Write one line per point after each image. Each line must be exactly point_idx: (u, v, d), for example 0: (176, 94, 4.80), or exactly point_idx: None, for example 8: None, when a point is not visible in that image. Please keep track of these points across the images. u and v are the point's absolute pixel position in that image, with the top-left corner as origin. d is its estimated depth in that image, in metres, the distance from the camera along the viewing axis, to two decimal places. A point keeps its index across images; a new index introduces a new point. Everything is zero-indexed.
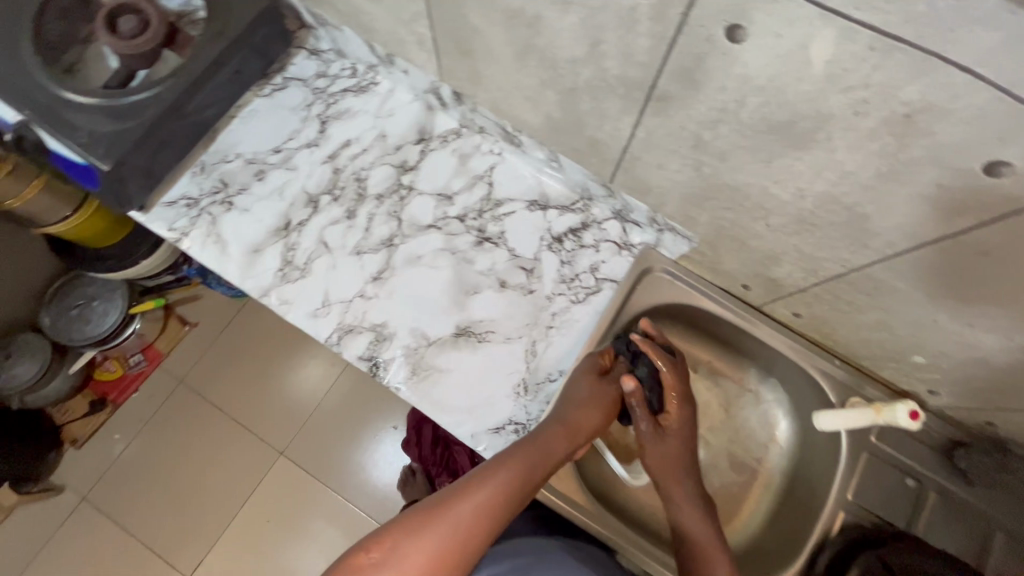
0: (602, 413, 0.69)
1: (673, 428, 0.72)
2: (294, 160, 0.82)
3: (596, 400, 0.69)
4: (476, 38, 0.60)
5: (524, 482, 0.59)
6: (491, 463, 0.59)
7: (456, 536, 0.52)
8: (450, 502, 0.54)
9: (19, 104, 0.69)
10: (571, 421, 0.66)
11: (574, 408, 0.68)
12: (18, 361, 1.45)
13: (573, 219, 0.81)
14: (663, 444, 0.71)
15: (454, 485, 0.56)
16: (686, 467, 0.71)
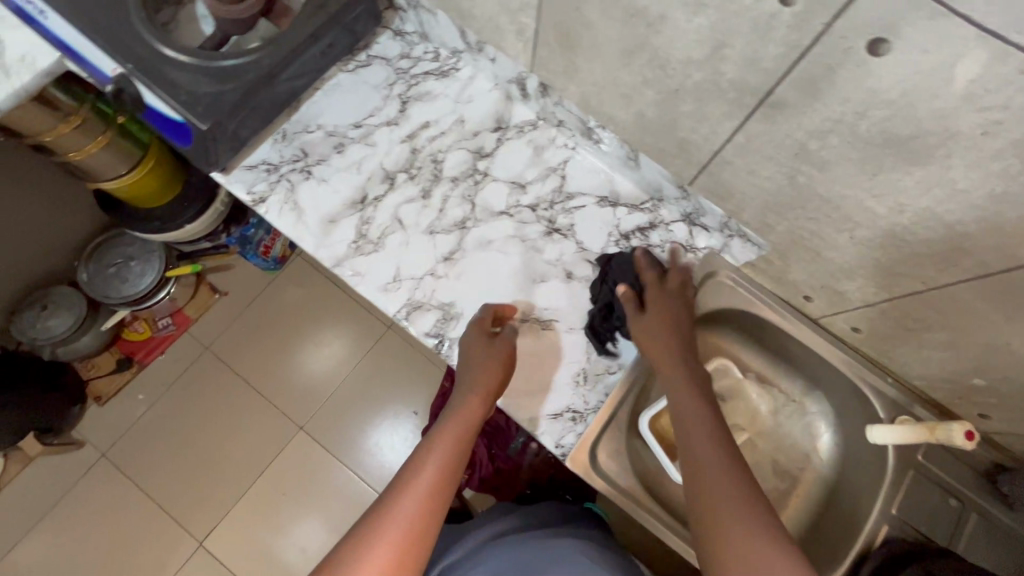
0: (499, 365, 0.72)
1: (663, 319, 0.72)
2: (373, 136, 0.84)
3: (487, 358, 0.71)
4: (584, 33, 0.62)
5: (444, 464, 0.63)
6: (423, 454, 0.65)
7: (397, 538, 0.57)
8: (385, 509, 0.59)
9: (122, 56, 0.71)
10: (473, 385, 0.70)
11: (474, 373, 0.71)
12: (54, 313, 1.47)
13: (641, 218, 0.82)
14: (654, 330, 0.72)
15: (386, 494, 0.61)
16: (678, 356, 0.70)
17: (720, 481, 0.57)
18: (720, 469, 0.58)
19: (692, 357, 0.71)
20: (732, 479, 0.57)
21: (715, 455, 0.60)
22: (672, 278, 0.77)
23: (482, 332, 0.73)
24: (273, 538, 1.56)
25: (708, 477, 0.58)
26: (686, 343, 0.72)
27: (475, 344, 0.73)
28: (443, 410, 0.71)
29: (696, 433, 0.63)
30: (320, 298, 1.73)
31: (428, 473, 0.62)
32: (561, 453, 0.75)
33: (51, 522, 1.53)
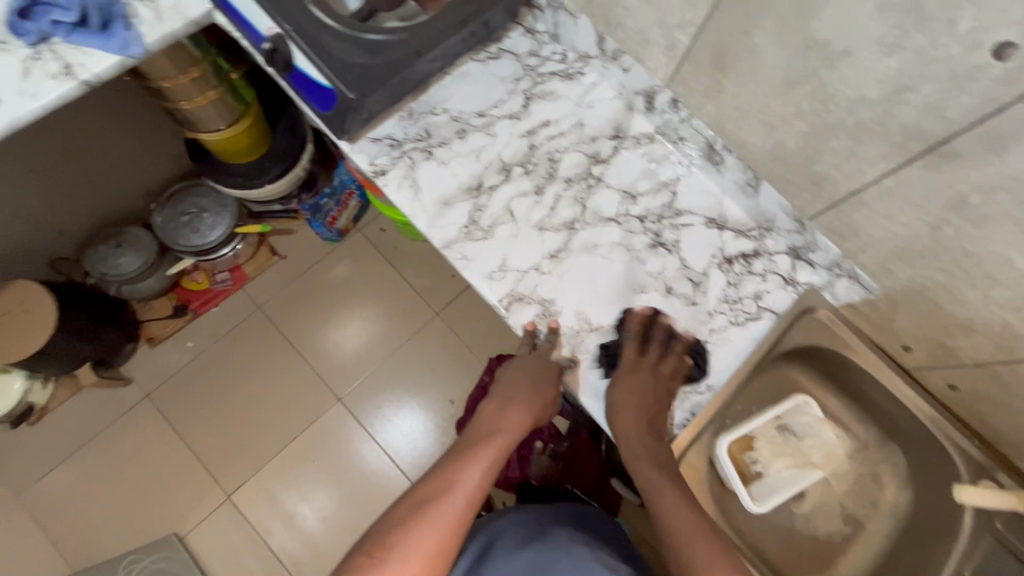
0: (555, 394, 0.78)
1: (637, 395, 0.73)
2: (495, 127, 0.86)
3: (548, 391, 0.76)
4: (746, 58, 0.63)
5: (488, 472, 0.67)
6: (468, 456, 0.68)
7: (449, 527, 0.60)
8: (439, 497, 0.62)
9: (284, 20, 0.74)
10: (525, 404, 0.76)
11: (530, 395, 0.76)
12: (125, 253, 1.49)
13: (746, 245, 0.82)
14: (625, 406, 0.73)
15: (434, 482, 0.64)
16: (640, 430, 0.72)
17: (695, 535, 0.64)
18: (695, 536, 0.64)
19: (652, 430, 0.72)
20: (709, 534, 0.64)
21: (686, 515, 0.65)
22: (655, 352, 0.77)
23: (554, 373, 0.77)
24: (295, 500, 1.59)
25: (679, 541, 0.64)
26: (650, 419, 0.73)
27: (538, 369, 0.76)
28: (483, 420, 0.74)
29: (666, 496, 0.68)
30: (373, 276, 1.75)
31: (480, 473, 0.66)
32: None
33: (87, 452, 1.56)
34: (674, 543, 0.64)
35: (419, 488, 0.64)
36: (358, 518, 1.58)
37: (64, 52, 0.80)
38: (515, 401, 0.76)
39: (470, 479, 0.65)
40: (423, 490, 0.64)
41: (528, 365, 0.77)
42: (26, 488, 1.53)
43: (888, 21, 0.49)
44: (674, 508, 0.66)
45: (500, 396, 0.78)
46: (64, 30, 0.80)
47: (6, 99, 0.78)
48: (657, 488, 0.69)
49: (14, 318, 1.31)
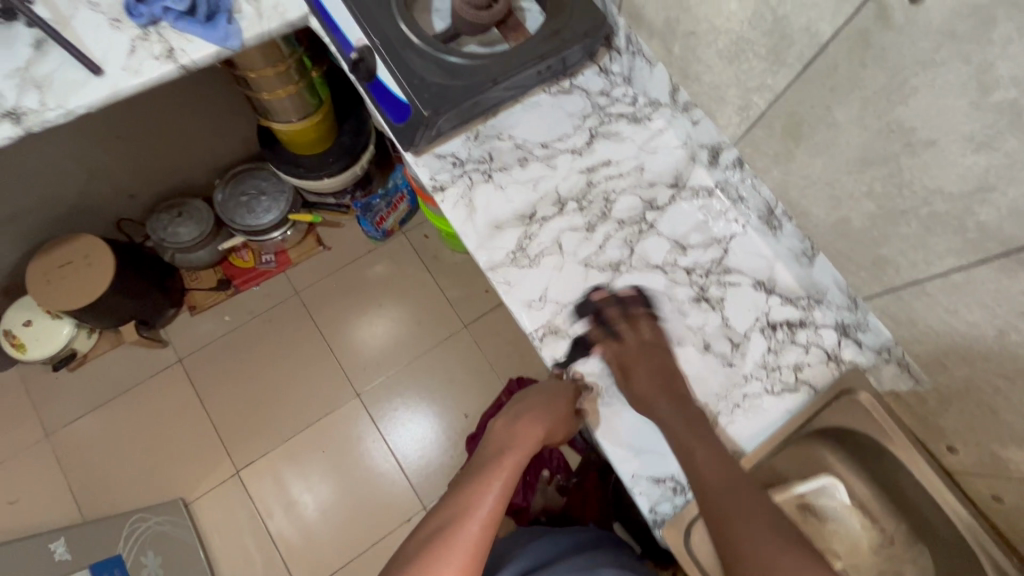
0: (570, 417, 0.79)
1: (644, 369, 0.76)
2: (556, 159, 0.87)
3: (560, 408, 0.78)
4: (822, 131, 0.62)
5: (503, 492, 0.68)
6: (483, 479, 0.70)
7: (469, 551, 0.61)
8: (454, 526, 0.63)
9: (374, 34, 0.78)
10: (536, 425, 0.78)
11: (538, 413, 0.79)
12: (184, 222, 1.57)
13: (793, 313, 0.80)
14: (638, 385, 0.75)
15: (450, 512, 0.65)
16: (664, 398, 0.74)
17: (725, 489, 0.65)
18: (720, 487, 0.65)
19: (675, 400, 0.74)
20: (747, 489, 0.65)
21: (716, 469, 0.67)
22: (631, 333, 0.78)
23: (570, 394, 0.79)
24: (297, 486, 1.61)
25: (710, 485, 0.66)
26: (666, 389, 0.75)
27: (556, 391, 0.79)
28: (495, 446, 0.77)
29: (698, 455, 0.69)
30: (409, 279, 1.79)
31: (495, 494, 0.67)
32: (653, 519, 0.73)
33: (116, 405, 1.63)
34: (709, 493, 0.65)
35: (436, 516, 0.66)
36: (358, 514, 1.59)
37: (168, 37, 0.86)
38: (526, 422, 0.79)
39: (485, 504, 0.66)
40: (439, 521, 0.65)
41: (546, 390, 0.80)
42: (56, 430, 1.60)
43: (980, 118, 0.48)
44: (709, 461, 0.68)
45: (510, 419, 0.81)
46: (172, 17, 0.86)
47: (110, 73, 0.84)
48: (690, 442, 0.71)
49: (76, 268, 1.40)
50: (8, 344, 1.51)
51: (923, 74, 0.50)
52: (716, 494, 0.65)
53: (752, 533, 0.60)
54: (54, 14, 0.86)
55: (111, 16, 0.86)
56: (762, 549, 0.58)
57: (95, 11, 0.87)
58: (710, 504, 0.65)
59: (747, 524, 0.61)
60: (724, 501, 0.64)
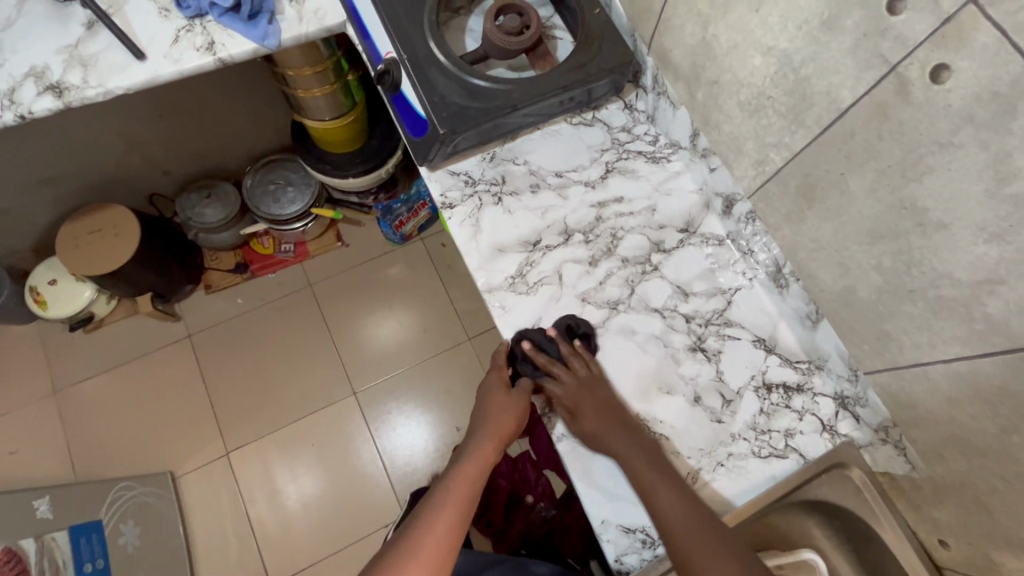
0: (518, 418, 0.80)
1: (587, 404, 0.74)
2: (568, 190, 0.87)
3: (506, 400, 0.80)
4: (835, 196, 0.61)
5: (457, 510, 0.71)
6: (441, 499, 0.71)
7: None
8: (410, 553, 0.65)
9: (401, 49, 0.79)
10: (491, 435, 0.78)
11: (492, 415, 0.79)
12: (211, 204, 1.62)
13: (791, 376, 0.78)
14: (590, 424, 0.73)
15: (400, 548, 0.66)
16: (609, 436, 0.72)
17: (694, 535, 0.66)
18: (683, 525, 0.67)
19: (627, 426, 0.73)
20: (708, 531, 0.66)
21: (680, 512, 0.67)
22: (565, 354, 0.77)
23: (503, 382, 0.81)
24: (284, 477, 1.62)
25: (674, 532, 0.67)
26: (616, 418, 0.73)
27: (499, 388, 0.81)
28: (455, 458, 0.78)
29: (661, 496, 0.68)
30: (420, 285, 1.80)
31: (452, 517, 0.70)
32: (617, 568, 0.71)
33: (124, 371, 1.68)
34: (674, 536, 0.67)
35: (395, 543, 0.67)
36: (339, 513, 1.60)
37: (212, 30, 0.90)
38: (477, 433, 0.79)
39: (442, 526, 0.69)
40: (389, 557, 0.65)
41: (492, 387, 0.81)
42: (64, 388, 1.65)
43: (994, 209, 0.46)
44: (671, 505, 0.68)
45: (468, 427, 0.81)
46: (217, 12, 0.89)
47: (152, 59, 0.87)
48: (651, 482, 0.69)
49: (104, 236, 1.45)
50: (31, 300, 1.57)
51: (939, 154, 0.48)
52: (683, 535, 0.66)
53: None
54: None
55: (161, 4, 0.90)
56: None
57: None
58: (675, 548, 0.66)
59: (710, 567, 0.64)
60: (692, 550, 0.65)
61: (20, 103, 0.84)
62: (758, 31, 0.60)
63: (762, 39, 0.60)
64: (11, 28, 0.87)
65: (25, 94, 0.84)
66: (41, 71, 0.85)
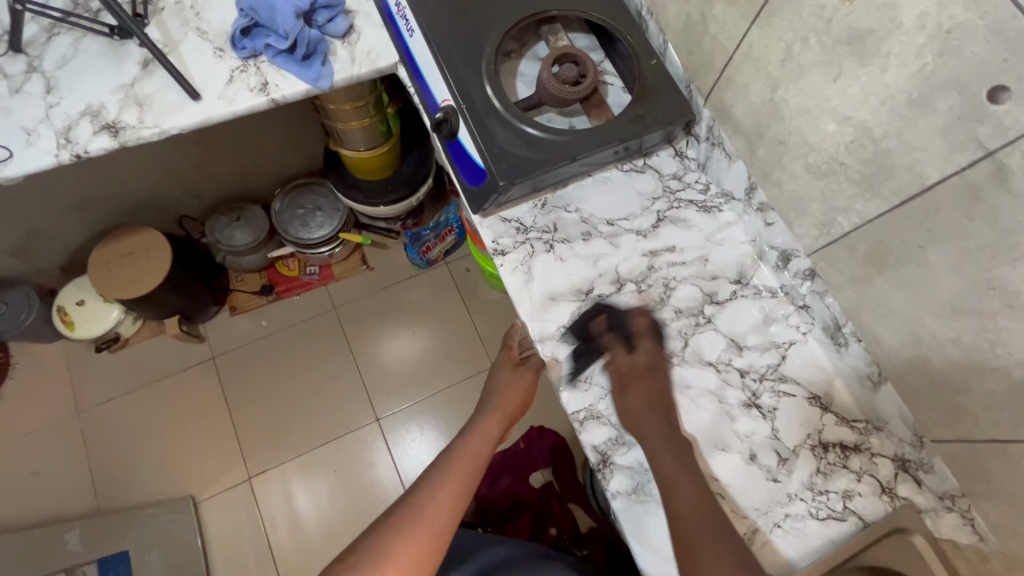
0: (522, 394, 1.00)
1: (641, 392, 0.76)
2: (620, 238, 0.86)
3: (515, 379, 1.00)
4: (910, 268, 0.60)
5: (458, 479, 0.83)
6: (443, 470, 0.84)
7: (432, 532, 0.75)
8: (418, 514, 0.77)
9: (461, 99, 0.80)
10: (497, 409, 0.96)
11: (502, 399, 0.98)
12: (240, 227, 1.62)
13: (847, 435, 0.77)
14: (633, 403, 0.76)
15: (419, 493, 0.80)
16: (654, 425, 0.74)
17: (698, 522, 0.68)
18: (696, 521, 0.68)
19: (664, 419, 0.75)
20: (712, 523, 0.67)
21: (693, 506, 0.69)
22: (639, 351, 0.79)
23: (511, 362, 1.02)
24: (305, 503, 1.61)
25: (681, 519, 0.68)
26: (659, 408, 0.75)
27: (506, 367, 1.01)
28: (464, 432, 0.93)
29: (680, 488, 0.70)
30: (445, 309, 1.79)
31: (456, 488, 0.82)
32: None
33: (147, 392, 1.67)
34: (680, 524, 0.68)
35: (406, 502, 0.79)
36: None
37: (265, 71, 0.90)
38: (486, 406, 0.97)
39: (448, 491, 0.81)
40: (399, 512, 0.78)
41: (501, 367, 1.01)
42: (87, 408, 1.65)
43: None
44: (684, 494, 0.70)
45: (481, 405, 0.98)
46: (272, 53, 0.89)
47: (207, 99, 0.88)
48: (672, 475, 0.71)
49: (135, 260, 1.45)
50: (58, 320, 1.56)
51: None
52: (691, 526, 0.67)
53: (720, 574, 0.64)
54: (165, 37, 0.91)
55: (215, 45, 0.91)
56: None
57: (202, 39, 0.91)
58: (679, 537, 0.68)
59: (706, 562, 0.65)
60: (692, 540, 0.66)
61: (76, 142, 0.84)
62: (835, 100, 0.59)
63: (839, 108, 0.59)
64: (66, 65, 0.87)
65: (81, 133, 0.84)
66: (97, 109, 0.86)
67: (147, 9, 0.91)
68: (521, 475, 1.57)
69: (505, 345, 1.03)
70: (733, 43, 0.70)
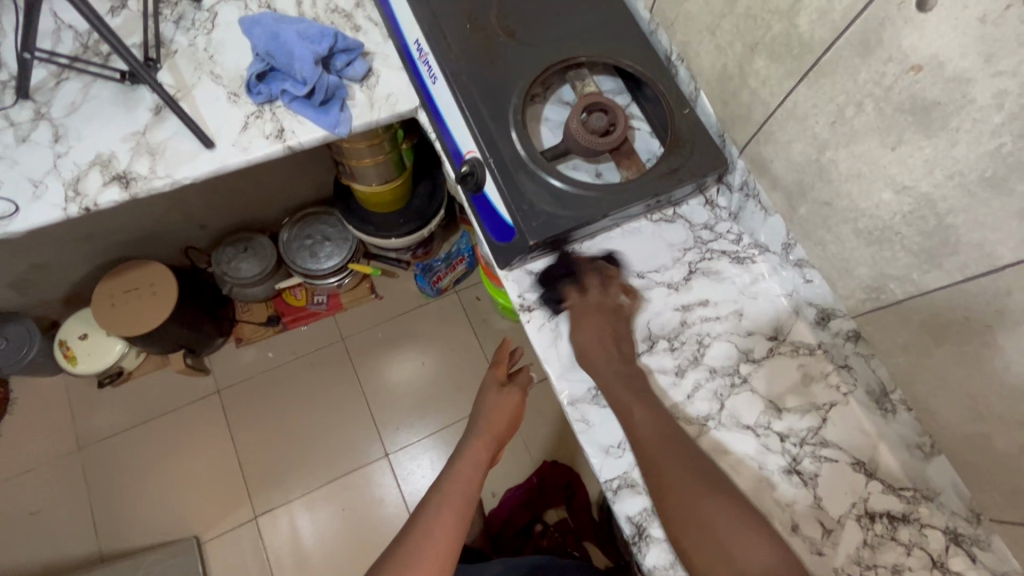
0: (512, 414, 0.93)
1: (592, 325, 0.78)
2: (650, 292, 0.83)
3: (504, 396, 0.93)
4: (977, 344, 0.57)
5: (454, 514, 0.75)
6: (434, 504, 0.77)
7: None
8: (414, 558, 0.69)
9: (488, 151, 0.77)
10: (486, 429, 0.89)
11: (493, 417, 0.91)
12: (246, 258, 1.58)
13: (896, 504, 0.72)
14: (584, 334, 0.78)
15: (412, 537, 0.72)
16: (609, 357, 0.77)
17: (660, 440, 0.70)
18: (658, 442, 0.70)
19: (617, 357, 0.77)
20: (675, 440, 0.70)
21: (650, 425, 0.71)
22: (595, 288, 0.81)
23: (498, 380, 0.95)
24: (312, 541, 1.56)
25: (639, 437, 0.71)
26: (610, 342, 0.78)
27: (494, 386, 0.95)
28: (454, 455, 0.86)
29: (637, 411, 0.72)
30: (454, 339, 1.75)
31: (455, 530, 0.74)
32: None
33: (151, 426, 1.63)
34: (642, 446, 0.70)
35: (398, 546, 0.72)
36: None
37: (281, 117, 0.87)
38: (473, 430, 0.89)
39: (444, 531, 0.73)
40: (393, 557, 0.70)
41: (489, 384, 0.95)
42: (89, 443, 1.60)
43: None
44: (644, 419, 0.72)
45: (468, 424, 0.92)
46: (289, 98, 0.86)
47: (220, 147, 0.85)
48: (627, 401, 0.74)
49: (140, 296, 1.42)
50: (61, 355, 1.53)
51: None
52: (654, 447, 0.69)
53: (677, 471, 0.67)
54: (177, 82, 0.88)
55: (230, 89, 0.88)
56: (681, 490, 0.65)
57: (216, 83, 0.88)
58: (641, 455, 0.70)
59: (665, 469, 0.67)
60: (654, 454, 0.69)
61: (85, 195, 0.81)
62: (892, 169, 0.57)
63: (898, 177, 0.57)
64: (76, 112, 0.84)
65: (90, 184, 0.81)
66: (107, 159, 0.82)
67: (159, 54, 0.88)
68: (535, 513, 1.52)
69: (493, 361, 0.96)
70: (776, 99, 0.68)
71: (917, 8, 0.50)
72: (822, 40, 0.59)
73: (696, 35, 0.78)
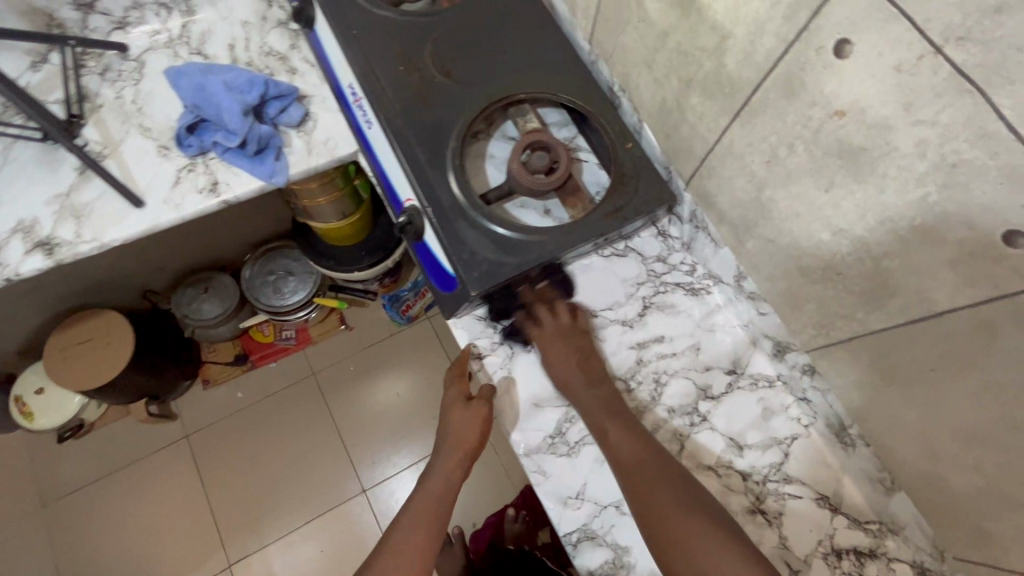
0: (483, 430, 0.79)
1: (562, 348, 0.77)
2: (605, 331, 0.81)
3: (470, 414, 0.78)
4: (924, 386, 0.55)
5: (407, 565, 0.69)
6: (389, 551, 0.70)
7: None
8: None
9: (425, 199, 0.74)
10: (453, 452, 0.78)
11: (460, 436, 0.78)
12: (208, 298, 1.54)
13: (862, 540, 0.70)
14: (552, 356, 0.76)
15: None
16: (581, 378, 0.75)
17: (642, 466, 0.67)
18: (642, 468, 0.66)
19: (589, 378, 0.75)
20: (656, 463, 0.67)
21: (632, 450, 0.68)
22: (562, 312, 0.80)
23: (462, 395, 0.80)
24: None
25: (622, 466, 0.68)
26: (578, 358, 0.76)
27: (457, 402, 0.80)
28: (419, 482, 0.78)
29: (614, 434, 0.70)
30: (428, 367, 1.71)
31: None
32: None
33: (118, 478, 1.58)
34: (625, 476, 0.67)
35: None
36: None
37: (215, 169, 0.84)
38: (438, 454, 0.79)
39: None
40: None
41: (453, 396, 0.81)
42: (56, 499, 1.55)
43: None
44: (621, 441, 0.69)
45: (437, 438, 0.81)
46: (221, 149, 0.83)
47: (151, 205, 0.81)
48: (602, 422, 0.72)
49: (97, 348, 1.37)
50: (16, 412, 1.46)
51: None
52: (640, 475, 0.66)
53: (666, 501, 0.63)
54: (103, 138, 0.84)
55: (160, 142, 0.84)
56: (676, 525, 0.62)
57: (144, 136, 0.85)
58: (626, 484, 0.67)
59: (656, 499, 0.64)
60: (642, 484, 0.65)
61: (6, 265, 0.77)
62: (827, 211, 0.56)
63: (833, 219, 0.55)
64: None
65: (11, 253, 0.77)
66: (29, 225, 0.79)
67: (83, 109, 0.85)
68: None
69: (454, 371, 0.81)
70: (713, 135, 0.66)
71: (835, 54, 0.49)
72: (749, 80, 0.58)
73: (633, 67, 0.77)
